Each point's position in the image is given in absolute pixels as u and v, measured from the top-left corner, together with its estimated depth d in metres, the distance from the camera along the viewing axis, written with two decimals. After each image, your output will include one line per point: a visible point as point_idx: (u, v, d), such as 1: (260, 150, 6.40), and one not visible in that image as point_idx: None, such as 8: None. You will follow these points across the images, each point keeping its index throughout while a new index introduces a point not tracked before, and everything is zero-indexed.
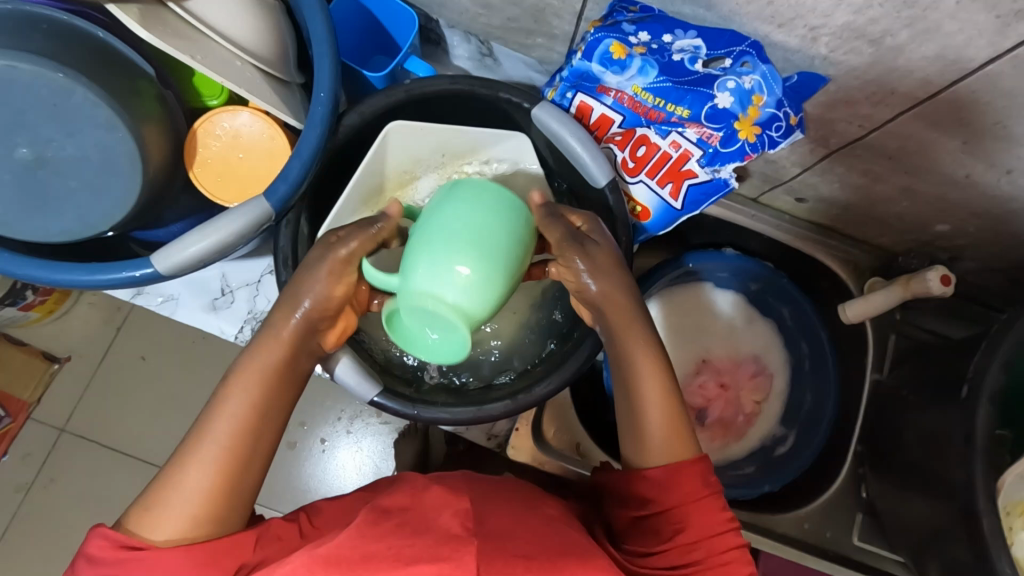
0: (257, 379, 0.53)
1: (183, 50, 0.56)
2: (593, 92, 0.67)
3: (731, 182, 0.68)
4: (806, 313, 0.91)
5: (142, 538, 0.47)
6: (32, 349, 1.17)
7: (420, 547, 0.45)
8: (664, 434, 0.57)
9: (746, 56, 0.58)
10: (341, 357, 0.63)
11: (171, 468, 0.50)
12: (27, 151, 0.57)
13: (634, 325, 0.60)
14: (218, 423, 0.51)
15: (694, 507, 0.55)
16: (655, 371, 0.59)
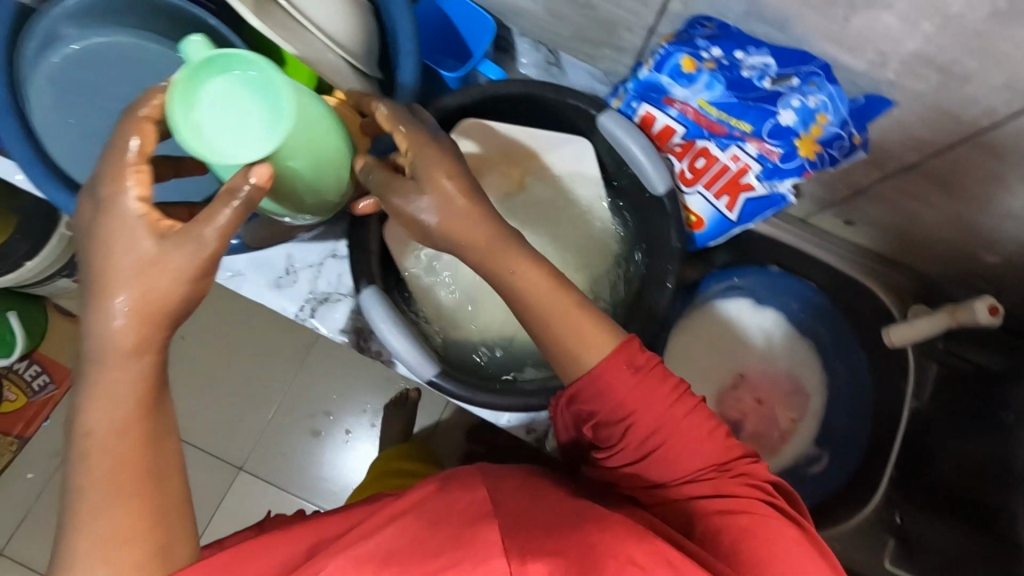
0: (107, 396, 0.44)
1: (287, 40, 0.62)
2: (658, 103, 0.71)
3: (788, 197, 0.71)
4: (846, 335, 0.92)
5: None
6: (79, 319, 1.24)
7: (445, 533, 0.45)
8: (571, 343, 0.55)
9: (815, 76, 0.60)
10: (404, 338, 0.66)
11: (69, 528, 0.43)
12: None
13: (506, 245, 0.55)
14: (94, 465, 0.43)
15: (636, 393, 0.54)
16: (530, 274, 0.55)
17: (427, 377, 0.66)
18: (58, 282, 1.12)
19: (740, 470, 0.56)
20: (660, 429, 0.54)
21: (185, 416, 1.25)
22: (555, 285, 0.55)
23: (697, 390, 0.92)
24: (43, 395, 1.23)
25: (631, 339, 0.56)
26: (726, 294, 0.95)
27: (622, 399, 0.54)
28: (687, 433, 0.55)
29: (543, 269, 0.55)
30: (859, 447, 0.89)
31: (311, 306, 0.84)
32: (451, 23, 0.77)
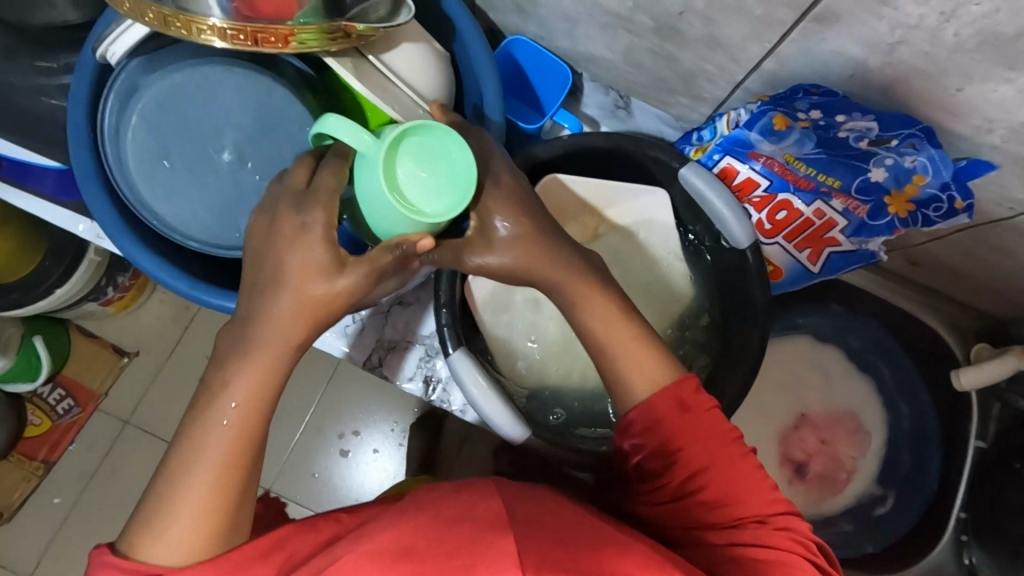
0: (250, 383, 0.49)
1: (385, 100, 0.59)
2: (742, 157, 0.69)
3: (877, 254, 0.71)
4: (909, 374, 0.92)
5: (143, 558, 0.47)
6: (103, 341, 1.22)
7: (455, 541, 0.44)
8: (636, 375, 0.56)
9: (916, 138, 0.59)
10: (495, 400, 0.66)
11: (166, 484, 0.48)
12: (229, 153, 0.60)
13: (574, 278, 0.56)
14: (207, 432, 0.49)
15: (688, 429, 0.54)
16: (598, 307, 0.56)
17: (520, 440, 0.66)
18: (85, 306, 1.10)
19: (784, 525, 0.52)
20: (705, 469, 0.53)
21: None
22: (618, 316, 0.56)
23: (761, 430, 0.92)
24: (68, 419, 1.19)
25: (688, 376, 0.56)
26: (785, 333, 0.94)
27: (671, 434, 0.54)
28: (733, 475, 0.53)
29: (607, 297, 0.56)
30: (928, 486, 0.90)
31: (378, 355, 0.83)
32: (525, 74, 0.78)
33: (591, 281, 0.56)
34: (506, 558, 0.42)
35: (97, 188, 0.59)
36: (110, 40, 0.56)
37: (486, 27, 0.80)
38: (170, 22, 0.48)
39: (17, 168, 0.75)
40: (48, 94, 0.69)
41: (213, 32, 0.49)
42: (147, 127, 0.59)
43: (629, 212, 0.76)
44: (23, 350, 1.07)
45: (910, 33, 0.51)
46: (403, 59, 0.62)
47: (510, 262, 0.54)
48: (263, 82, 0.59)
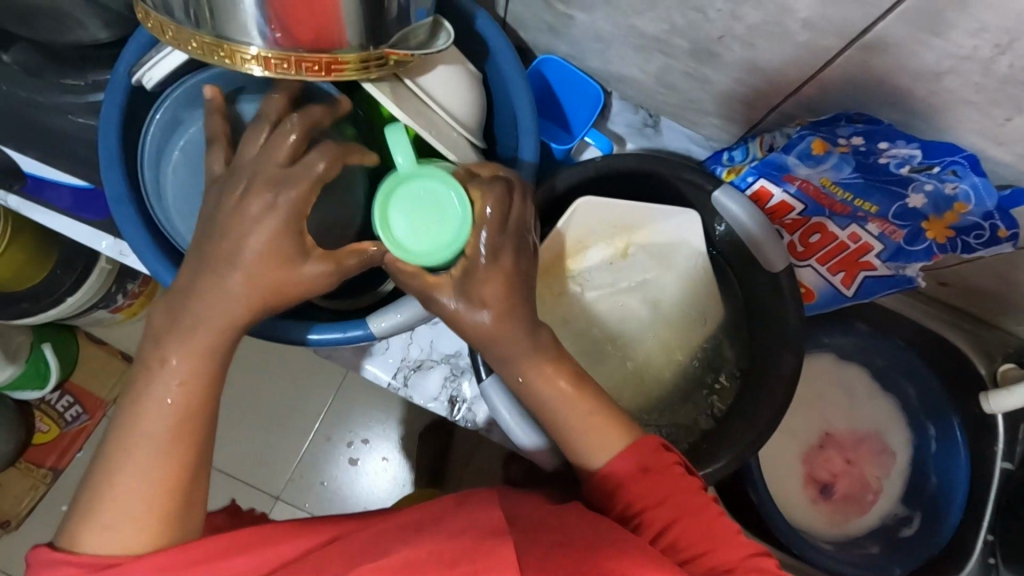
0: (189, 364, 0.47)
1: (423, 126, 0.59)
2: (777, 179, 0.68)
3: (915, 280, 0.71)
4: (935, 395, 0.92)
5: (85, 548, 0.46)
6: (112, 347, 1.20)
7: (453, 551, 0.45)
8: (588, 440, 0.55)
9: (958, 166, 0.59)
10: (528, 426, 0.64)
11: (111, 472, 0.47)
12: None
13: (532, 350, 0.54)
14: (147, 417, 0.47)
15: (647, 492, 0.53)
16: (556, 377, 0.55)
17: (551, 468, 0.65)
18: (96, 313, 1.08)
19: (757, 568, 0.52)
20: (670, 526, 0.52)
21: (223, 452, 1.18)
22: (574, 382, 0.56)
23: (786, 449, 0.91)
24: (76, 426, 1.17)
25: (644, 438, 0.56)
26: (811, 352, 0.94)
27: (631, 494, 0.54)
28: (702, 523, 0.53)
29: (563, 367, 0.55)
30: (956, 506, 0.88)
31: (403, 374, 0.82)
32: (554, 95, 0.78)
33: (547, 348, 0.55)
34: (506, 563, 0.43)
35: (130, 214, 0.57)
36: (147, 67, 0.55)
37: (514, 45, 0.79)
38: (213, 51, 0.48)
39: (37, 184, 0.75)
40: (74, 112, 0.67)
41: (255, 61, 0.48)
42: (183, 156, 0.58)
43: (659, 231, 0.75)
44: (31, 358, 1.07)
45: (961, 63, 0.50)
46: (440, 83, 0.62)
47: (483, 327, 0.51)
48: None
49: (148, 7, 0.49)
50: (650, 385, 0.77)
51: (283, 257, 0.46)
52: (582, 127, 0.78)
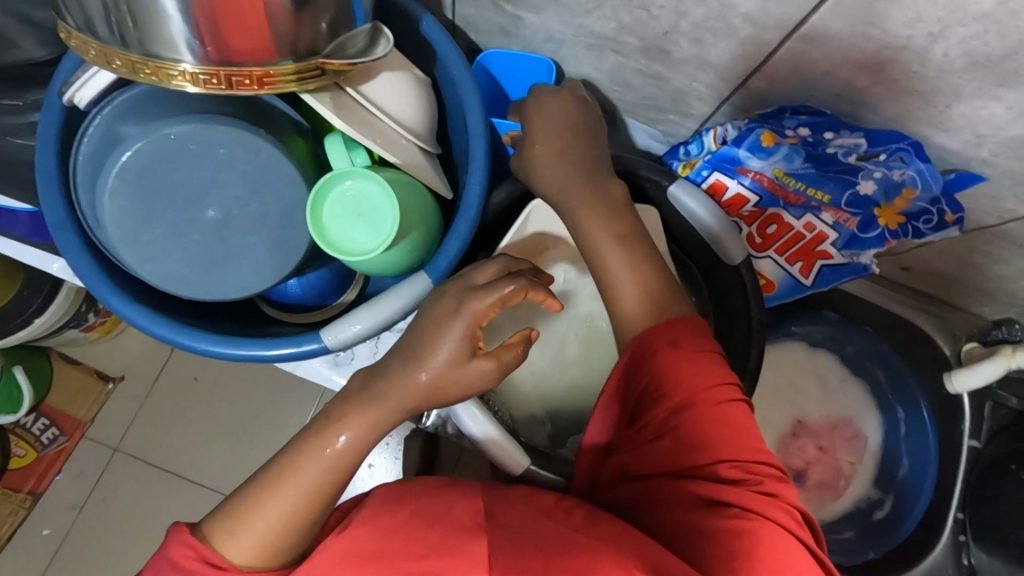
0: (357, 429, 0.50)
1: (368, 135, 0.58)
2: (730, 172, 0.69)
3: (869, 267, 0.70)
4: (904, 378, 0.92)
5: (214, 550, 0.48)
6: (87, 367, 1.18)
7: (434, 537, 0.46)
8: (626, 272, 0.56)
9: (904, 152, 0.59)
10: (492, 430, 0.64)
11: (258, 489, 0.49)
12: (214, 212, 0.55)
13: (585, 194, 0.59)
14: (307, 458, 0.50)
15: (673, 375, 0.52)
16: (597, 213, 0.58)
17: (517, 472, 0.66)
18: (67, 333, 1.06)
19: (763, 485, 0.49)
20: (683, 412, 0.51)
21: (206, 467, 1.15)
22: (619, 233, 0.58)
23: None
24: (54, 448, 1.14)
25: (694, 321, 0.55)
26: (778, 339, 0.94)
27: (665, 372, 0.52)
28: (718, 421, 0.50)
29: (613, 216, 0.58)
30: (927, 488, 0.89)
31: None
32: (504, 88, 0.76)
33: (612, 220, 0.58)
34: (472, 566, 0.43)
35: (72, 238, 0.55)
36: (76, 87, 0.54)
37: (467, 47, 0.78)
38: (139, 68, 0.47)
39: None
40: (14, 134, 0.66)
41: (185, 78, 0.48)
42: (126, 192, 0.53)
43: None
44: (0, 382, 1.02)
45: (898, 52, 0.50)
46: (384, 89, 0.61)
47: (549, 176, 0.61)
48: (248, 141, 0.53)
49: (71, 27, 0.48)
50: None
51: (453, 357, 0.49)
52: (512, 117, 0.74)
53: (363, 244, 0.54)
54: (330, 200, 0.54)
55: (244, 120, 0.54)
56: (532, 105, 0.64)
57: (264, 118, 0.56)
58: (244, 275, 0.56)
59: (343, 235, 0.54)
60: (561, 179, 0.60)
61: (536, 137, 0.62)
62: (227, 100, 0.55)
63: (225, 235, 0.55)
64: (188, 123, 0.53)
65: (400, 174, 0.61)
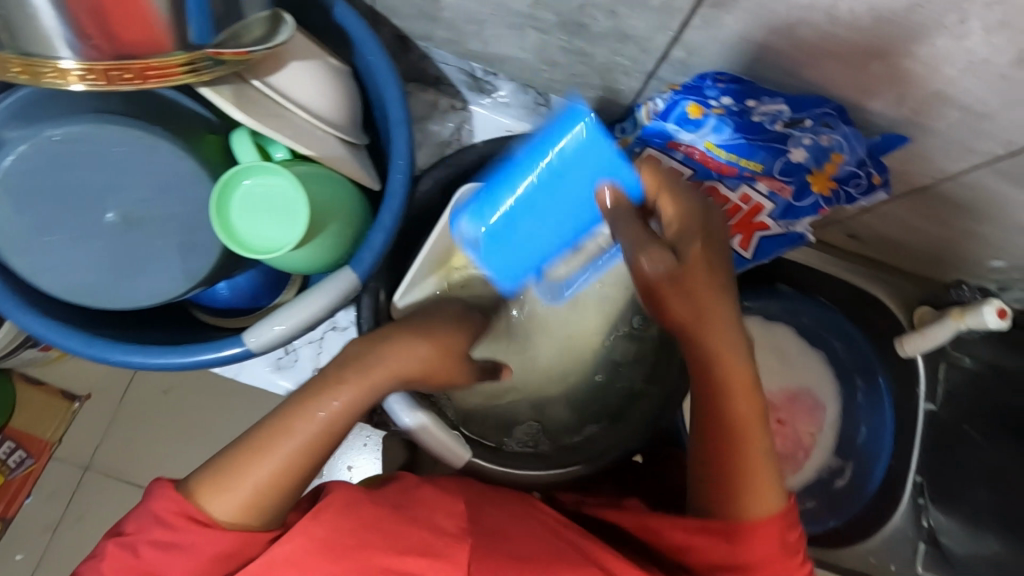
0: (354, 390, 0.51)
1: (277, 128, 0.56)
2: (662, 148, 0.66)
3: (806, 236, 0.68)
4: (863, 349, 0.91)
5: (199, 505, 0.49)
6: (50, 387, 1.06)
7: (416, 540, 0.50)
8: (743, 424, 0.53)
9: (829, 117, 0.59)
10: (427, 425, 0.62)
11: (237, 451, 0.50)
12: (114, 215, 0.53)
13: (720, 312, 0.52)
14: (298, 422, 0.50)
15: (756, 535, 0.53)
16: (734, 356, 0.53)
17: (459, 464, 0.65)
18: (24, 353, 0.96)
19: None
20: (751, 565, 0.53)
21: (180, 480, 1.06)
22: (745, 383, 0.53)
23: None
24: (22, 471, 1.03)
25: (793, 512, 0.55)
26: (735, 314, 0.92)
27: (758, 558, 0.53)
28: None
29: (740, 361, 0.53)
30: (887, 455, 0.89)
31: None
32: (492, 222, 0.60)
33: (739, 353, 0.53)
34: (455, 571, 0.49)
35: None
36: None
37: (394, 34, 0.76)
38: (7, 67, 0.45)
39: None
40: None
41: (59, 75, 0.45)
42: (21, 201, 0.51)
43: None
44: None
45: (806, 12, 0.49)
46: (297, 80, 0.59)
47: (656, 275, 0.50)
48: (143, 140, 0.51)
49: None
50: (565, 373, 0.77)
51: (447, 353, 0.57)
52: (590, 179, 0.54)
53: (277, 240, 0.52)
54: (235, 200, 0.52)
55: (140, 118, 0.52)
56: (677, 202, 0.52)
57: (165, 117, 0.54)
58: (158, 280, 0.55)
59: (262, 233, 0.52)
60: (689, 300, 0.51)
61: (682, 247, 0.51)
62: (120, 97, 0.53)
63: (132, 240, 0.54)
64: (75, 123, 0.50)
65: (318, 168, 0.60)
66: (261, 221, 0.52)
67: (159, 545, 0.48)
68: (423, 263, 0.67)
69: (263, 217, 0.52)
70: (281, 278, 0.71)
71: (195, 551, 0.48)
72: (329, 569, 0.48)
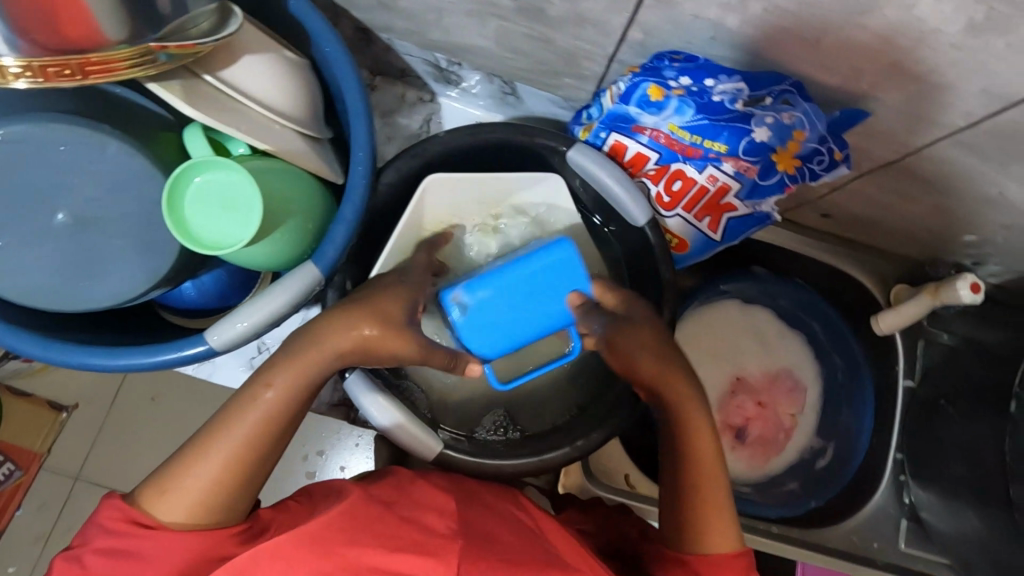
0: (287, 378, 0.53)
1: (229, 122, 0.55)
2: (627, 132, 0.67)
3: (772, 215, 0.70)
4: (839, 327, 0.92)
5: (146, 512, 0.49)
6: (37, 399, 1.04)
7: (407, 538, 0.50)
8: (705, 464, 0.58)
9: (788, 94, 0.58)
10: (399, 421, 0.63)
11: (186, 450, 0.51)
12: (66, 216, 0.52)
13: (675, 373, 0.60)
14: (242, 413, 0.52)
15: (717, 568, 0.55)
16: (692, 404, 0.60)
17: (432, 457, 0.65)
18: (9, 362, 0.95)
19: None
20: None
21: None
22: (702, 429, 0.59)
23: None
24: (11, 484, 1.02)
25: (750, 554, 0.57)
26: (712, 299, 0.92)
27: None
28: None
29: (697, 408, 0.60)
30: (867, 432, 0.89)
31: None
32: (486, 296, 0.66)
33: (701, 410, 0.60)
34: (444, 569, 0.48)
35: None
36: None
37: (355, 27, 0.75)
38: None
39: None
40: None
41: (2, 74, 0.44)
42: None
43: (526, 200, 0.73)
44: None
45: None
46: (246, 72, 0.58)
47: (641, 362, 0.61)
48: (90, 138, 0.51)
49: None
50: (540, 361, 0.76)
51: (392, 324, 0.57)
52: (560, 293, 0.66)
53: (233, 236, 0.52)
54: (188, 197, 0.51)
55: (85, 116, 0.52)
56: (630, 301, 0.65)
57: (115, 115, 0.54)
58: (114, 281, 0.54)
59: (219, 232, 0.52)
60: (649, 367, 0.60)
61: (636, 334, 0.62)
62: (69, 97, 0.52)
63: (83, 241, 0.53)
64: (21, 123, 0.50)
65: (277, 163, 0.59)
66: (217, 221, 0.52)
67: (105, 552, 0.48)
68: (391, 253, 0.68)
69: (219, 216, 0.52)
70: (248, 277, 0.70)
71: (145, 556, 0.48)
72: (310, 563, 0.48)
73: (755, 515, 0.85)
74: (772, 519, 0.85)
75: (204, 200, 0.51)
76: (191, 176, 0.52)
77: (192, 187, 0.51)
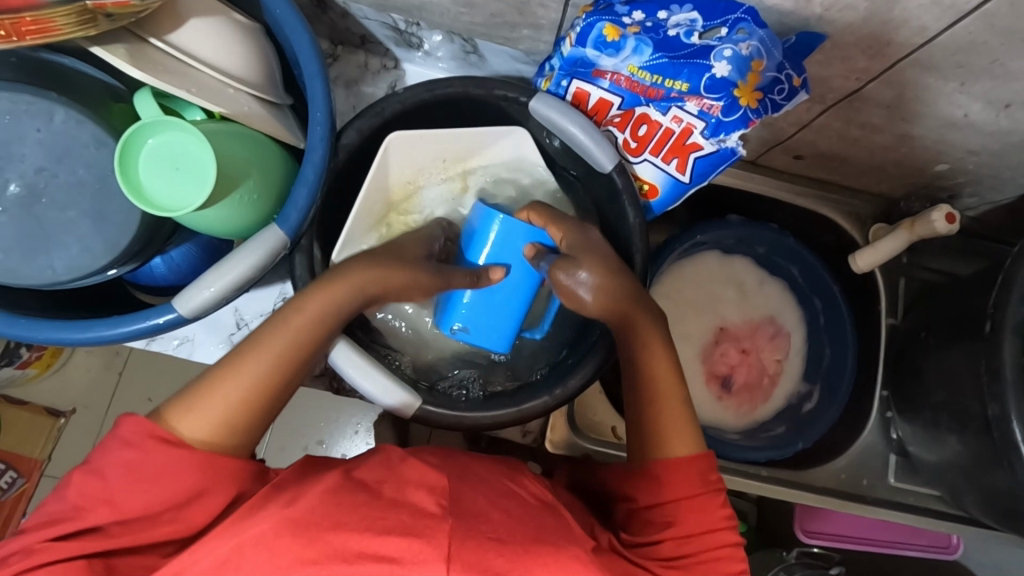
0: (318, 309, 0.57)
1: (177, 84, 0.53)
2: (588, 78, 0.67)
3: (738, 150, 0.67)
4: (818, 274, 0.90)
5: (169, 428, 0.50)
6: (33, 405, 0.97)
7: (395, 520, 0.45)
8: (652, 376, 0.60)
9: (743, 22, 0.58)
10: (401, 393, 0.63)
11: (217, 370, 0.52)
12: (17, 186, 0.52)
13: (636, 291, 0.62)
14: (277, 336, 0.54)
15: (675, 473, 0.56)
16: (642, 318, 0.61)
17: (411, 414, 0.64)
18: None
19: None
20: (671, 504, 0.55)
21: None
22: (655, 347, 0.61)
23: (683, 353, 0.90)
24: (15, 492, 0.94)
25: (711, 457, 0.57)
26: (691, 252, 0.92)
27: (679, 495, 0.55)
28: (707, 559, 0.53)
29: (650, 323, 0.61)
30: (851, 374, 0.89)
31: None
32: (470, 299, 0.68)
33: (654, 332, 0.61)
34: (436, 553, 0.43)
35: None
36: None
37: None
38: None
39: None
40: None
41: None
42: None
43: (491, 155, 0.73)
44: None
45: None
46: (199, 38, 0.57)
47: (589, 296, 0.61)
48: (37, 108, 0.51)
49: None
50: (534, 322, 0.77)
51: (403, 270, 0.63)
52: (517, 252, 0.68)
53: (189, 203, 0.51)
54: (140, 162, 0.51)
55: (32, 85, 0.52)
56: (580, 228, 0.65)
57: (60, 81, 0.54)
58: (72, 252, 0.54)
59: (172, 198, 0.52)
60: (599, 299, 0.61)
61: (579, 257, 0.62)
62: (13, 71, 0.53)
63: (37, 211, 0.53)
64: None
65: (235, 126, 0.59)
66: (174, 187, 0.52)
67: (118, 476, 0.48)
68: (358, 217, 0.69)
69: (175, 184, 0.52)
70: (218, 250, 0.69)
71: (158, 483, 0.48)
72: (291, 549, 0.43)
73: (744, 461, 0.84)
74: (762, 463, 0.86)
75: (157, 165, 0.51)
76: (144, 140, 0.51)
77: (145, 152, 0.51)
